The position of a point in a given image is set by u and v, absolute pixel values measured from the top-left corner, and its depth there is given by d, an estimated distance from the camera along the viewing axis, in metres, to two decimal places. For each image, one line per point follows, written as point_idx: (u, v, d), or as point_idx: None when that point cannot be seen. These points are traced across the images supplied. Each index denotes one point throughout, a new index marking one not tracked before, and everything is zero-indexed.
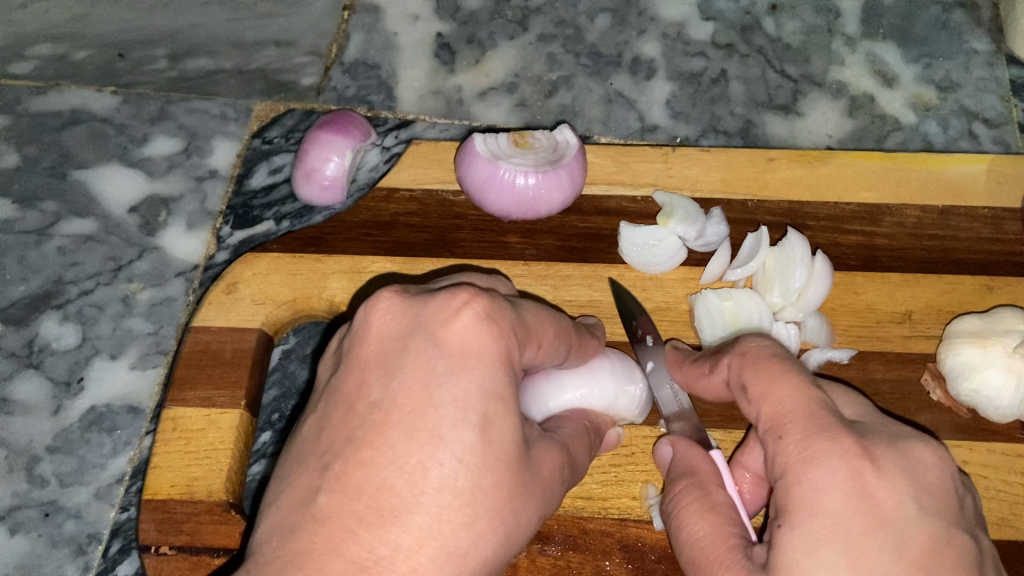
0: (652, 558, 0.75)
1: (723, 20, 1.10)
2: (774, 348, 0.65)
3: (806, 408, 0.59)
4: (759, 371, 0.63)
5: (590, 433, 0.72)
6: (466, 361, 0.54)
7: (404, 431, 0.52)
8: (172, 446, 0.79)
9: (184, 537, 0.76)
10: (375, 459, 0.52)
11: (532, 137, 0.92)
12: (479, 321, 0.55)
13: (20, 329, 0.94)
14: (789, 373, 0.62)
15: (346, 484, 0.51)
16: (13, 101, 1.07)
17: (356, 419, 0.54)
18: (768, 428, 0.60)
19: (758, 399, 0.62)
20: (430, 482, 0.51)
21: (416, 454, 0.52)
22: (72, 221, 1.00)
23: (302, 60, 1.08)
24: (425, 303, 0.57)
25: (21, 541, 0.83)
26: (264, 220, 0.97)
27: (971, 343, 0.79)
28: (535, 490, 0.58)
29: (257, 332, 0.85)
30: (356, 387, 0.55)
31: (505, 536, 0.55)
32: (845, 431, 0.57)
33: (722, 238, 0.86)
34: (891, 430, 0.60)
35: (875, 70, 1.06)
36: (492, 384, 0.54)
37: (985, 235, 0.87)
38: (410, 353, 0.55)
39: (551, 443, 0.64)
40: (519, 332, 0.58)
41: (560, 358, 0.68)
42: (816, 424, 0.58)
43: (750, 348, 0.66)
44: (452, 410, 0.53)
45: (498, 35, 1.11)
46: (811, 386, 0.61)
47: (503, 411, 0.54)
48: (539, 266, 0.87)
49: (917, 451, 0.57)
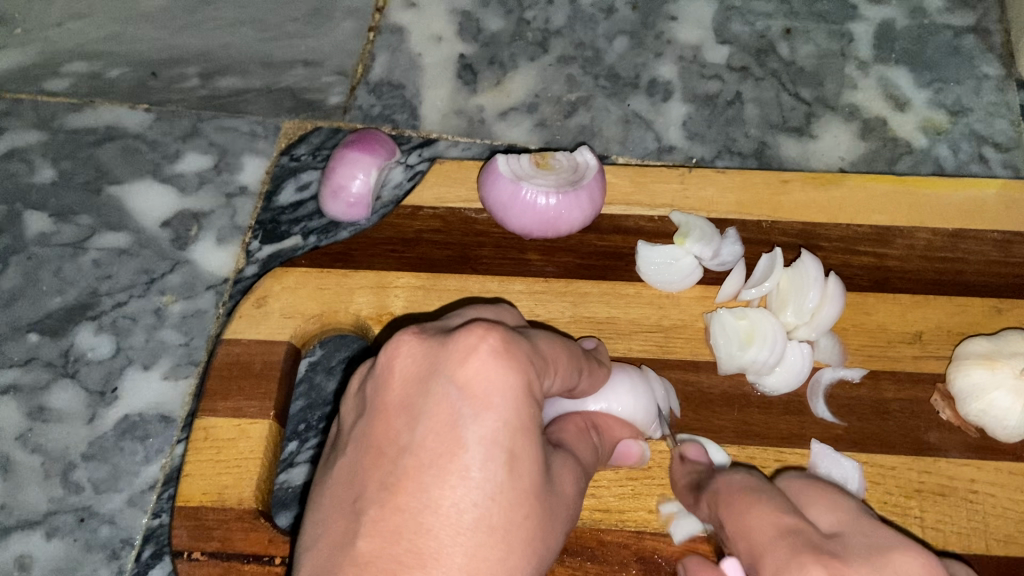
0: (667, 569, 0.78)
1: (739, 44, 1.13)
2: (742, 478, 0.68)
3: (774, 537, 0.58)
4: (734, 507, 0.64)
5: (587, 431, 0.75)
6: (489, 401, 0.56)
7: (436, 474, 0.55)
8: (204, 455, 0.82)
9: (215, 543, 0.79)
10: (410, 505, 0.54)
11: (554, 159, 0.95)
12: (497, 358, 0.57)
13: (56, 339, 0.97)
14: (758, 500, 0.63)
15: (384, 528, 0.54)
16: (49, 117, 1.10)
17: (388, 464, 0.56)
18: (747, 563, 0.60)
19: (736, 533, 0.62)
20: (465, 522, 0.54)
21: (449, 496, 0.54)
22: (106, 234, 1.03)
23: (329, 80, 1.12)
24: (444, 345, 0.58)
25: (57, 546, 0.86)
26: (292, 235, 1.00)
27: (980, 364, 0.82)
28: (558, 515, 0.62)
29: (286, 345, 0.87)
30: (384, 432, 0.58)
31: (537, 560, 0.59)
32: (814, 556, 0.56)
33: (737, 258, 0.90)
34: (873, 543, 0.59)
35: (888, 94, 1.08)
36: (516, 419, 0.56)
37: (995, 257, 0.89)
38: (432, 397, 0.57)
39: (568, 460, 0.67)
40: (536, 363, 0.60)
41: (573, 382, 0.70)
42: (792, 548, 0.57)
43: (720, 482, 0.69)
44: (480, 451, 0.55)
45: (518, 56, 1.14)
46: (781, 512, 0.61)
47: (528, 444, 0.57)
48: (559, 283, 0.89)
49: (896, 561, 0.56)
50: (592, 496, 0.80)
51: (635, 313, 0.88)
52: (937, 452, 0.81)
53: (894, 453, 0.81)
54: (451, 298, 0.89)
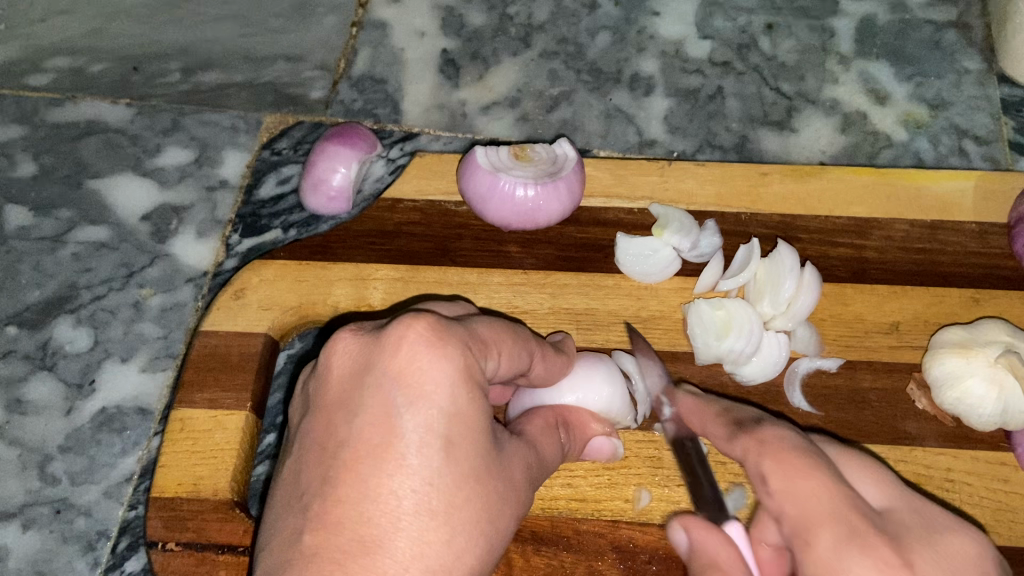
0: (643, 558, 0.77)
1: (721, 39, 1.13)
2: (798, 437, 0.62)
3: (835, 511, 0.55)
4: (783, 464, 0.59)
5: (556, 427, 0.75)
6: (424, 390, 0.56)
7: (374, 464, 0.55)
8: (180, 446, 0.82)
9: (190, 533, 0.79)
10: (350, 496, 0.54)
11: (532, 151, 0.95)
12: (429, 347, 0.57)
13: (34, 333, 0.97)
14: (813, 466, 0.58)
15: (328, 521, 0.54)
16: (30, 112, 1.10)
17: (328, 458, 0.57)
18: (795, 533, 0.56)
19: (781, 495, 0.58)
20: (405, 508, 0.55)
21: (388, 484, 0.55)
22: (86, 228, 1.03)
23: (311, 74, 1.12)
24: (377, 338, 0.59)
25: (32, 538, 0.86)
26: (272, 229, 1.00)
27: (954, 353, 0.82)
28: (509, 497, 0.61)
29: (263, 337, 0.87)
30: (325, 428, 0.58)
31: (487, 543, 0.58)
32: (881, 540, 0.54)
33: (716, 249, 0.89)
34: (923, 520, 0.58)
35: (869, 88, 1.08)
36: (451, 405, 0.57)
37: (972, 248, 0.89)
38: (368, 389, 0.57)
39: (520, 447, 0.67)
40: (474, 348, 0.61)
41: (525, 365, 0.70)
42: (844, 525, 0.55)
43: (771, 434, 0.62)
44: (416, 438, 0.56)
45: (501, 51, 1.14)
46: (837, 482, 0.57)
47: (465, 430, 0.57)
48: (538, 275, 0.89)
49: (947, 542, 0.56)
50: (568, 486, 0.80)
51: (613, 304, 0.88)
52: (913, 441, 0.81)
53: (870, 442, 0.81)
54: (431, 290, 0.89)
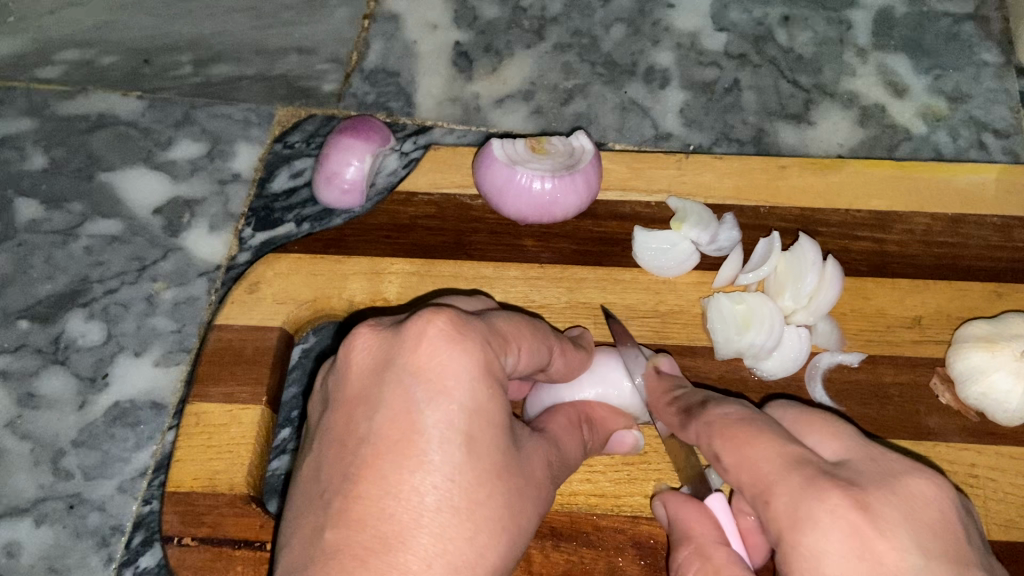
0: (664, 555, 0.76)
1: (737, 31, 1.12)
2: (740, 411, 0.64)
3: (784, 469, 0.57)
4: (730, 437, 0.62)
5: (579, 425, 0.75)
6: (444, 385, 0.56)
7: (395, 460, 0.54)
8: (195, 441, 0.81)
9: (206, 529, 0.78)
10: (372, 492, 0.54)
11: (549, 143, 0.94)
12: (450, 342, 0.56)
13: (46, 326, 0.96)
14: (760, 433, 0.60)
15: (349, 518, 0.53)
16: (40, 105, 1.09)
17: (348, 455, 0.56)
18: (754, 495, 0.58)
19: (736, 467, 0.60)
20: (427, 505, 0.54)
21: (409, 481, 0.54)
22: (97, 222, 1.02)
23: (323, 67, 1.11)
24: (397, 333, 0.58)
25: (46, 533, 0.85)
26: (285, 222, 0.98)
27: (979, 347, 0.81)
28: (530, 494, 0.61)
29: (278, 331, 0.86)
30: (345, 425, 0.57)
31: (509, 541, 0.58)
32: (833, 486, 0.55)
33: (734, 244, 0.88)
34: (881, 467, 0.58)
35: (887, 81, 1.07)
36: (472, 400, 0.56)
37: (995, 242, 0.88)
38: (388, 385, 0.56)
39: (541, 444, 0.66)
40: (494, 342, 0.60)
41: (544, 360, 0.69)
42: (798, 479, 0.56)
43: (713, 414, 0.65)
44: (436, 434, 0.55)
45: (514, 44, 1.13)
46: (786, 443, 0.59)
47: (485, 425, 0.56)
48: (555, 269, 0.89)
49: (905, 485, 0.55)
50: (587, 481, 0.79)
51: (631, 299, 0.87)
52: (937, 437, 0.80)
53: (893, 437, 0.81)
54: (447, 284, 0.89)
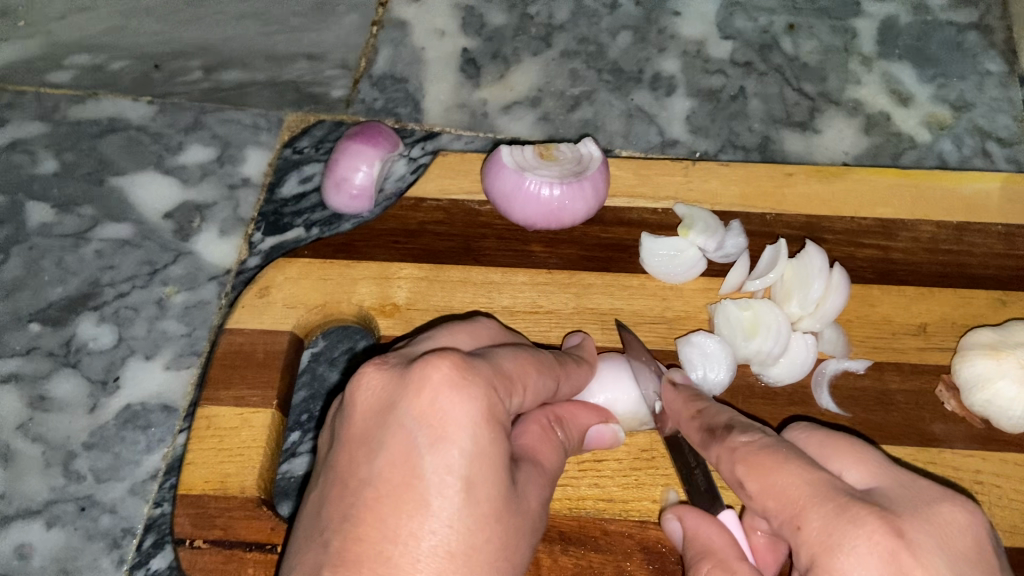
0: (672, 559, 0.77)
1: (742, 39, 1.13)
2: (768, 439, 0.62)
3: (811, 495, 0.55)
4: (756, 464, 0.60)
5: (551, 429, 0.70)
6: (446, 431, 0.56)
7: (395, 505, 0.55)
8: (206, 444, 0.82)
9: (218, 531, 0.78)
10: (370, 535, 0.55)
11: (557, 150, 0.95)
12: (453, 387, 0.57)
13: (57, 329, 0.97)
14: (784, 459, 0.59)
15: (345, 560, 0.54)
16: (51, 109, 1.10)
17: (350, 495, 0.57)
18: (782, 522, 0.56)
19: (761, 493, 0.58)
20: (423, 550, 0.54)
21: (407, 525, 0.55)
22: (108, 226, 1.03)
23: (332, 73, 1.12)
24: (402, 375, 0.59)
25: (57, 535, 0.86)
26: (294, 227, 0.99)
27: (985, 355, 0.82)
28: (526, 531, 0.61)
29: (289, 335, 0.87)
30: (349, 463, 0.59)
31: None
32: (869, 510, 0.53)
33: (742, 250, 0.89)
34: (914, 494, 0.57)
35: (891, 89, 1.08)
36: (474, 446, 0.56)
37: (999, 250, 0.89)
38: (391, 428, 0.57)
39: (536, 472, 0.65)
40: (498, 385, 0.60)
41: (550, 390, 0.70)
42: (826, 503, 0.54)
43: (740, 439, 0.63)
44: (436, 480, 0.55)
45: (521, 50, 1.14)
46: (812, 467, 0.57)
47: (487, 471, 0.57)
48: (563, 274, 0.89)
49: (941, 512, 0.54)
50: (594, 486, 0.80)
51: (638, 304, 0.88)
52: (941, 444, 0.81)
53: (900, 444, 0.81)
54: (455, 289, 0.89)
